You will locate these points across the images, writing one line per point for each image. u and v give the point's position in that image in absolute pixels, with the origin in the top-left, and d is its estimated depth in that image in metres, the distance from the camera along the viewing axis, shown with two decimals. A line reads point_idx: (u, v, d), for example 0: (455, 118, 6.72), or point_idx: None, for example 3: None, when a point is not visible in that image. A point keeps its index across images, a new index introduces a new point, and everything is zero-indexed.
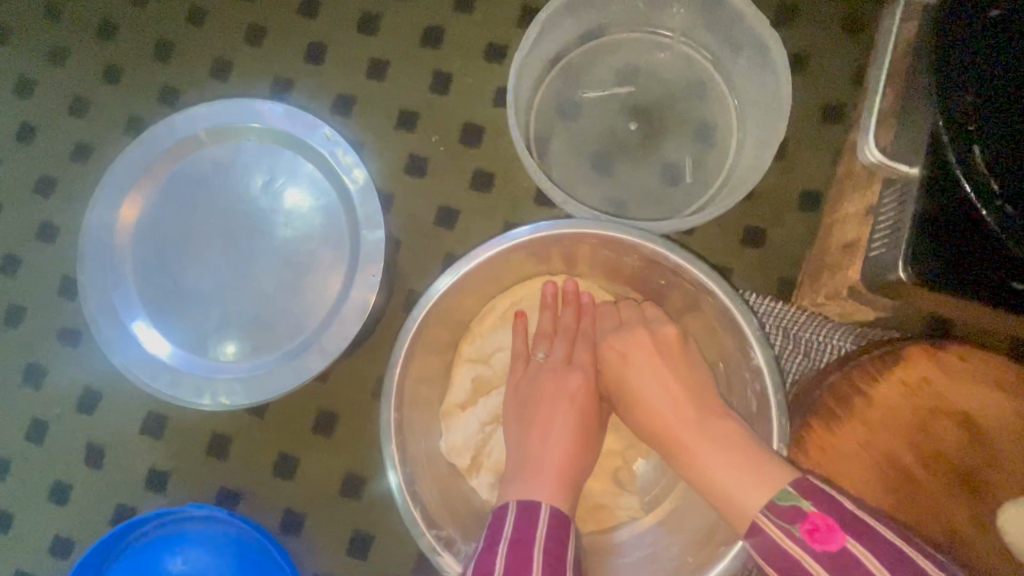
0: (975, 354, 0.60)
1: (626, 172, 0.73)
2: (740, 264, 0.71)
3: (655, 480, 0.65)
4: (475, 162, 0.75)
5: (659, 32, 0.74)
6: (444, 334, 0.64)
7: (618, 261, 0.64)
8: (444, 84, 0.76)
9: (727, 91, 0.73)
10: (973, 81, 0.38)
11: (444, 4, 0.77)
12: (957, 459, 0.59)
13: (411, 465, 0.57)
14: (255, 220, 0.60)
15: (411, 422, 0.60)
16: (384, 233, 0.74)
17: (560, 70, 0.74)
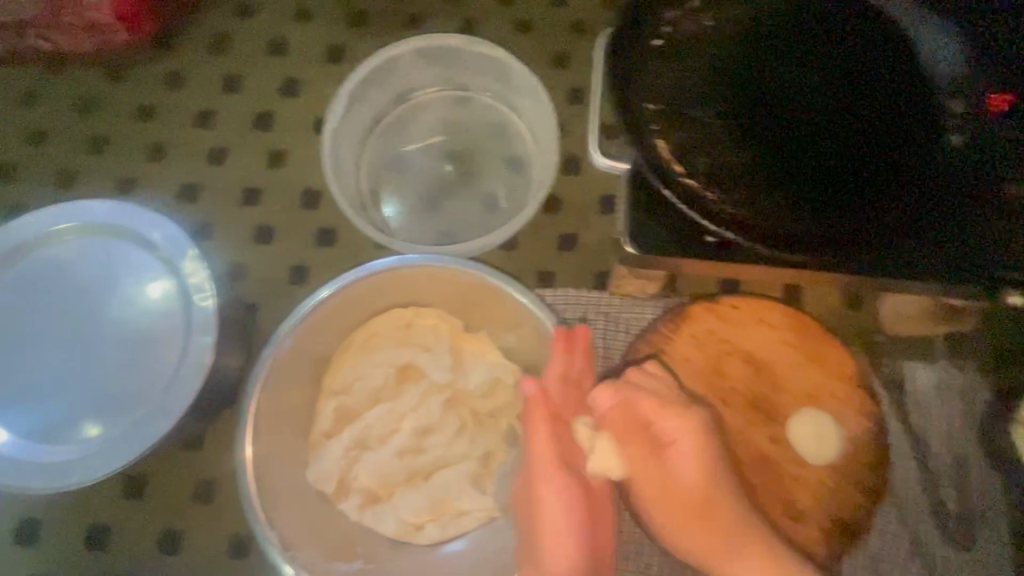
0: (744, 303, 0.72)
1: (450, 208, 0.84)
2: (561, 268, 0.81)
3: (514, 476, 0.73)
4: (318, 223, 0.83)
5: (460, 86, 0.86)
6: (302, 374, 0.71)
7: (451, 287, 0.73)
8: (280, 160, 0.85)
9: (523, 127, 0.85)
10: (657, 96, 0.59)
11: (271, 93, 0.87)
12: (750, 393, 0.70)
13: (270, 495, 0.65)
14: (105, 316, 0.65)
15: (270, 457, 0.67)
16: (243, 300, 0.80)
17: (381, 131, 0.86)
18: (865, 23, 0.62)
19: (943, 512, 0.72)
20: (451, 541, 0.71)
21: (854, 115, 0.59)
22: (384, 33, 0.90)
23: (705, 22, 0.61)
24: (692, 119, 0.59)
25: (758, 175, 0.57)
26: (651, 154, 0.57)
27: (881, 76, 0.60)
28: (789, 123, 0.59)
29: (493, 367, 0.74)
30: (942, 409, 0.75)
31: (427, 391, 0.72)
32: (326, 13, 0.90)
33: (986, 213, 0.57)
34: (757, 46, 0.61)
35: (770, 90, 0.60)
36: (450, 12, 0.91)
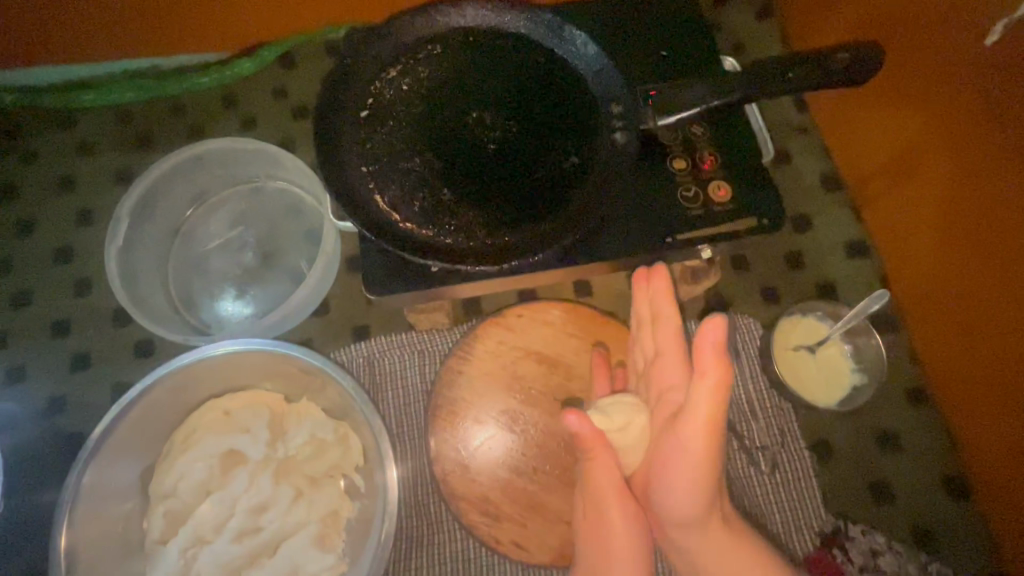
0: (526, 309, 0.80)
1: (258, 291, 0.89)
2: (372, 319, 0.87)
3: (358, 528, 0.75)
4: (133, 336, 0.86)
5: (247, 180, 0.94)
6: (125, 485, 0.74)
7: (254, 366, 0.78)
8: (86, 287, 0.88)
9: (312, 202, 0.93)
10: (366, 158, 0.68)
11: (67, 227, 0.91)
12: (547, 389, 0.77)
13: None
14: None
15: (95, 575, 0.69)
16: (65, 431, 0.81)
17: (181, 237, 0.91)
18: (531, 57, 0.73)
19: (745, 445, 0.81)
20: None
21: (534, 137, 0.69)
22: (171, 148, 0.97)
23: (400, 87, 0.71)
24: (401, 169, 0.67)
25: (468, 200, 0.66)
26: (366, 209, 0.65)
27: (551, 98, 0.71)
28: (483, 156, 0.69)
29: (315, 431, 0.77)
30: (726, 354, 0.85)
31: (253, 471, 0.74)
32: (110, 143, 0.96)
33: (655, 191, 0.68)
34: (445, 97, 0.71)
35: (463, 132, 0.70)
36: (229, 115, 0.99)
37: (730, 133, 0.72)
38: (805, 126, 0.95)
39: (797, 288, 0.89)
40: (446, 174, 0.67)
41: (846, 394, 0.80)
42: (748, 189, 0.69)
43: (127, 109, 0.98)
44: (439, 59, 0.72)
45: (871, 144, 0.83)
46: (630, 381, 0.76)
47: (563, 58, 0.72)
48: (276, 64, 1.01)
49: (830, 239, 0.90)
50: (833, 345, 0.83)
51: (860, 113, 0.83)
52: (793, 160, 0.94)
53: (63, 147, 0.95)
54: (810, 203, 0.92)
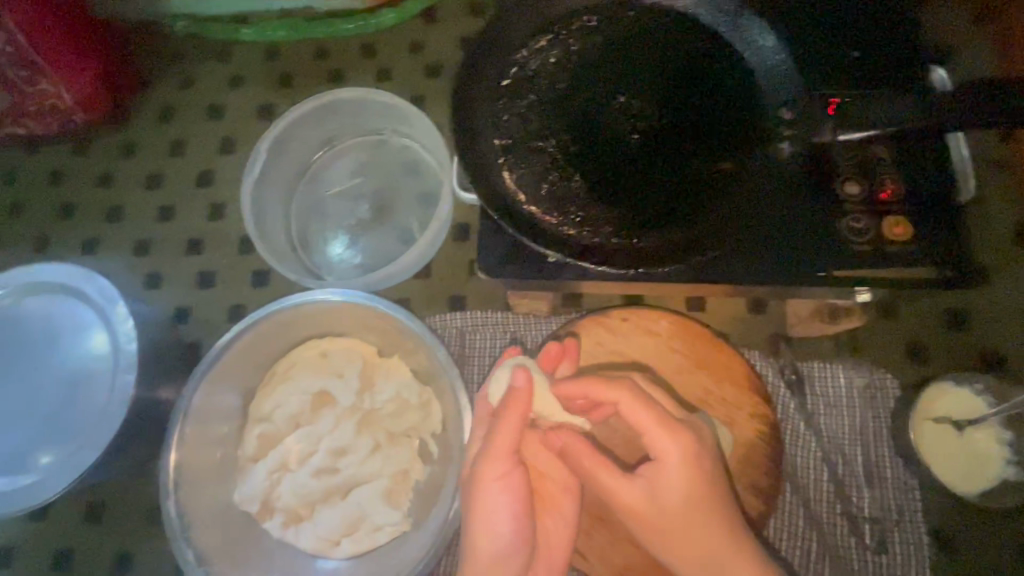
0: (632, 314, 0.75)
1: (367, 243, 0.91)
2: (471, 291, 0.86)
3: (426, 493, 0.77)
4: (252, 266, 0.91)
5: (374, 131, 0.95)
6: (229, 403, 0.79)
7: (356, 317, 0.79)
8: (219, 211, 0.95)
9: (431, 163, 0.92)
10: (500, 131, 0.65)
11: (210, 151, 0.98)
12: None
13: (186, 519, 0.72)
14: (53, 362, 0.73)
15: (195, 480, 0.75)
16: (185, 340, 0.88)
17: (306, 178, 0.94)
18: (696, 44, 0.66)
19: (851, 512, 0.72)
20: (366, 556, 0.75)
21: (684, 131, 0.63)
22: (309, 90, 1.00)
23: (546, 59, 0.67)
24: (534, 147, 0.64)
25: (599, 193, 0.62)
26: (491, 184, 0.62)
27: (713, 90, 0.63)
28: (622, 145, 0.63)
29: (401, 391, 0.79)
30: (849, 407, 0.75)
31: (339, 416, 0.78)
32: (258, 78, 1.01)
33: (816, 215, 0.59)
34: (591, 76, 0.66)
35: (604, 116, 0.64)
36: (366, 64, 1.00)
37: (923, 161, 0.60)
38: (1007, 161, 0.79)
39: (953, 351, 0.76)
40: (581, 160, 0.63)
41: (992, 486, 0.68)
42: (930, 231, 0.58)
43: (276, 46, 1.02)
44: (592, 33, 0.67)
45: None
46: (737, 414, 0.71)
47: (733, 49, 0.65)
48: (419, 18, 1.00)
49: (1009, 303, 0.76)
50: (988, 428, 0.70)
51: None
52: (983, 199, 0.78)
53: (216, 75, 1.01)
54: (993, 255, 0.77)
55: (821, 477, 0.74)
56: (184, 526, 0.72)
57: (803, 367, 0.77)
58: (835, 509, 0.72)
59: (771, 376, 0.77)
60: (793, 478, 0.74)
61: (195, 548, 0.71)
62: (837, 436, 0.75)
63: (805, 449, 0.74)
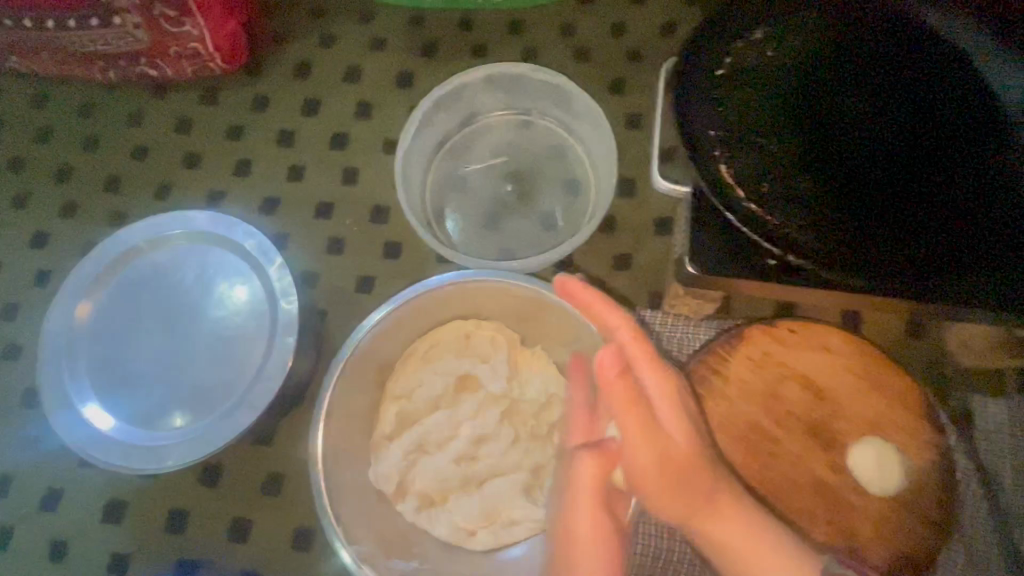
0: (802, 326, 0.72)
1: (508, 225, 0.88)
2: (615, 286, 0.84)
3: None
4: (384, 236, 0.88)
5: (522, 110, 0.91)
6: (368, 377, 0.75)
7: (511, 302, 0.77)
8: (351, 177, 0.91)
9: (581, 150, 0.89)
10: (719, 122, 0.61)
11: (345, 114, 0.94)
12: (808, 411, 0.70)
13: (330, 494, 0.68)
14: (204, 313, 0.71)
15: (336, 452, 0.72)
16: (312, 306, 0.85)
17: (447, 152, 0.91)
18: (934, 53, 0.62)
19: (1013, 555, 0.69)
20: (503, 549, 0.72)
21: (915, 144, 0.60)
22: (451, 61, 0.96)
23: (764, 53, 0.64)
24: (755, 144, 0.61)
25: (830, 199, 0.59)
26: (711, 176, 0.59)
27: (954, 106, 0.60)
28: (849, 152, 0.60)
29: (548, 384, 0.76)
30: (1016, 447, 0.72)
31: (483, 402, 0.75)
32: (399, 43, 0.97)
33: None
34: (818, 76, 0.63)
35: (832, 120, 0.61)
36: (512, 40, 0.97)
37: None
38: None
39: None
40: (808, 163, 0.60)
41: None
42: None
43: (419, 12, 0.98)
44: (815, 31, 0.64)
45: None
46: (908, 440, 0.68)
47: (975, 61, 0.61)
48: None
49: None
50: None
51: None
52: None
53: (354, 36, 0.98)
54: None
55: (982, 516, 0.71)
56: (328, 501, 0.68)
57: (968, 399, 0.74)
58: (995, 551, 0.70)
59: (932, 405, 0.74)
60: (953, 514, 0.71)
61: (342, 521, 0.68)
62: (1002, 475, 0.72)
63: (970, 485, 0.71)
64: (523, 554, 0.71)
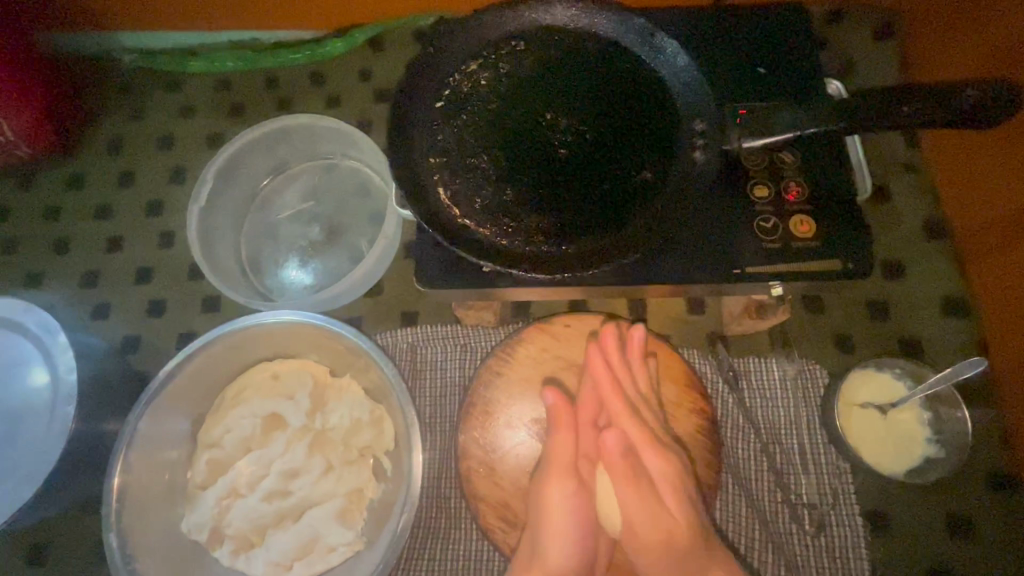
0: (574, 319, 0.78)
1: (318, 264, 0.92)
2: (423, 307, 0.89)
3: (380, 511, 0.76)
4: (203, 292, 0.92)
5: (324, 156, 0.98)
6: (177, 429, 0.78)
7: (306, 338, 0.80)
8: (169, 240, 0.95)
9: (380, 183, 0.95)
10: (435, 150, 0.68)
11: (160, 181, 0.99)
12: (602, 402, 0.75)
13: (129, 552, 0.70)
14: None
15: (141, 508, 0.73)
16: (133, 369, 0.88)
17: (256, 203, 0.96)
18: (615, 63, 0.70)
19: (790, 499, 0.75)
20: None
21: (607, 146, 0.67)
22: (260, 118, 1.02)
23: (476, 81, 0.71)
24: (467, 164, 0.67)
25: (531, 205, 0.65)
26: (428, 199, 0.65)
27: (632, 107, 0.68)
28: (553, 160, 0.67)
29: (353, 410, 0.79)
30: (783, 399, 0.79)
31: (290, 437, 0.78)
32: (209, 108, 1.03)
33: (730, 218, 0.64)
34: (520, 95, 0.70)
35: (534, 132, 0.68)
36: (315, 91, 1.03)
37: (828, 162, 0.66)
38: (912, 165, 0.86)
39: (875, 341, 0.81)
40: (512, 175, 0.66)
41: (917, 464, 0.73)
42: (833, 230, 0.63)
43: (227, 77, 1.04)
44: (520, 57, 0.71)
45: (987, 189, 0.74)
46: (677, 409, 0.74)
47: (649, 65, 0.69)
48: (367, 47, 1.03)
49: (923, 293, 0.82)
50: (909, 409, 0.75)
51: (981, 158, 0.74)
52: (894, 200, 0.85)
53: (167, 107, 1.03)
54: (906, 251, 0.83)
55: (761, 467, 0.77)
56: (127, 559, 0.69)
57: (739, 362, 0.81)
58: (776, 498, 0.75)
59: (709, 373, 0.81)
60: (735, 470, 0.77)
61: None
62: (774, 427, 0.78)
63: (746, 441, 0.78)
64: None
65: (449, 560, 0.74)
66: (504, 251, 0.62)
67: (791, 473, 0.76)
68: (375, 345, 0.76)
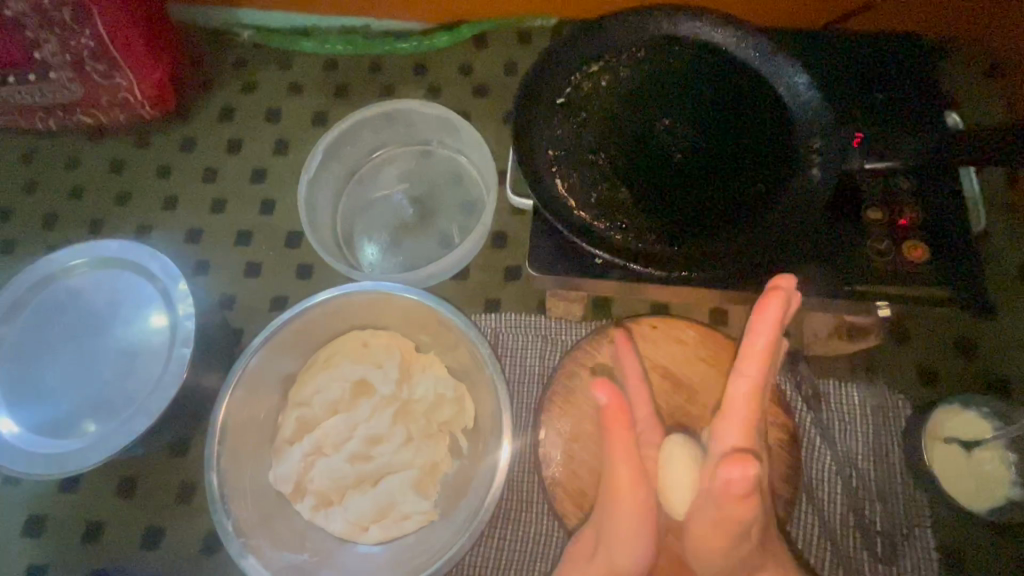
0: (661, 322, 0.80)
1: (409, 244, 0.96)
2: (506, 295, 0.91)
3: (454, 486, 0.79)
4: (297, 260, 0.96)
5: (422, 142, 1.02)
6: (271, 385, 0.82)
7: (400, 311, 0.84)
8: (270, 208, 1.00)
9: (475, 173, 0.99)
10: (554, 144, 0.71)
11: (265, 151, 1.04)
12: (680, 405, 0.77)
13: (225, 492, 0.74)
14: (114, 331, 0.78)
15: (236, 454, 0.78)
16: (228, 325, 0.92)
17: (355, 181, 1.00)
18: (734, 77, 0.72)
19: (864, 525, 0.75)
20: (394, 543, 0.77)
21: (721, 156, 0.69)
22: (362, 100, 1.07)
23: (597, 82, 0.73)
24: (585, 161, 0.70)
25: (646, 205, 0.68)
26: (546, 189, 0.68)
27: (749, 121, 0.70)
28: (667, 164, 0.69)
29: (437, 386, 0.82)
30: (862, 426, 0.79)
31: (376, 404, 0.81)
32: (315, 88, 1.08)
33: (840, 237, 0.66)
34: (640, 100, 0.72)
35: (651, 136, 0.71)
36: (416, 80, 1.07)
37: (943, 192, 0.67)
38: (1014, 205, 0.85)
39: (961, 377, 0.81)
40: (628, 175, 0.69)
41: (999, 504, 0.72)
42: (945, 259, 0.64)
43: (334, 60, 1.09)
44: (641, 63, 0.74)
45: None
46: (759, 420, 0.75)
47: (767, 81, 0.71)
48: (469, 43, 1.07)
49: (1014, 335, 0.81)
50: (994, 448, 0.74)
51: None
52: (992, 238, 0.85)
53: (275, 83, 1.09)
54: (1000, 291, 0.83)
55: (835, 490, 0.77)
56: (224, 498, 0.74)
57: (819, 383, 0.81)
58: (850, 522, 0.75)
59: (788, 391, 0.81)
60: (808, 489, 0.77)
61: (234, 518, 0.73)
62: (851, 452, 0.78)
63: (822, 462, 0.78)
64: (411, 545, 0.76)
65: (519, 541, 0.77)
66: (620, 246, 0.65)
67: (866, 500, 0.76)
68: (468, 322, 0.79)
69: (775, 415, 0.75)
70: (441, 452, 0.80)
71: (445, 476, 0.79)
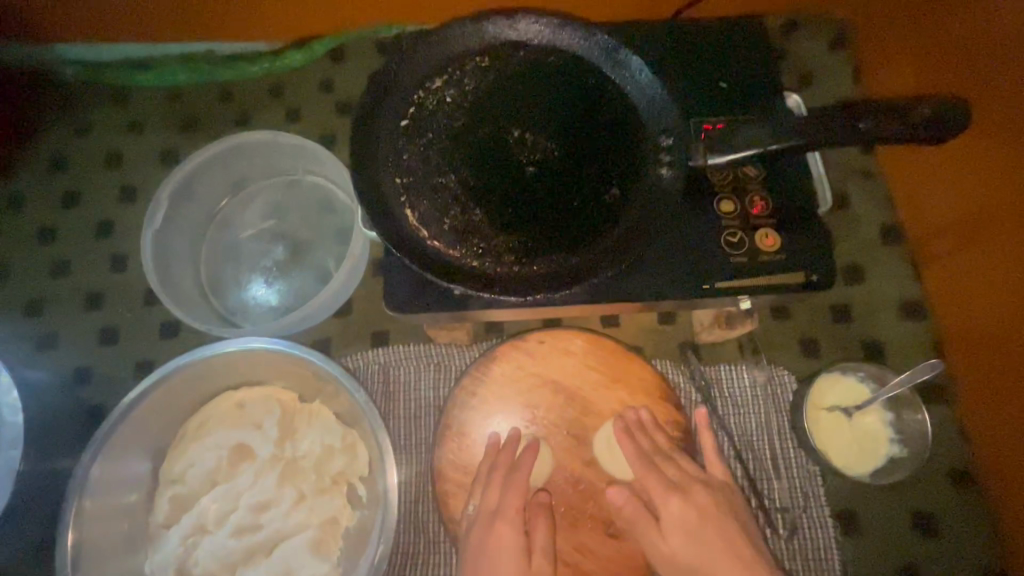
0: (549, 336, 0.78)
1: (283, 284, 0.89)
2: (393, 326, 0.86)
3: (356, 539, 0.74)
4: (160, 318, 0.87)
5: (286, 172, 0.95)
6: (135, 470, 0.75)
7: (273, 364, 0.78)
8: (122, 264, 0.90)
9: (346, 198, 0.93)
10: (401, 169, 0.66)
11: (110, 201, 0.94)
12: (574, 417, 0.75)
13: None
14: None
15: (98, 558, 0.71)
16: (88, 403, 0.83)
17: (216, 222, 0.92)
18: (581, 78, 0.70)
19: (764, 505, 0.76)
20: None
21: (574, 163, 0.67)
22: (215, 132, 0.98)
23: (442, 96, 0.69)
24: (435, 184, 0.66)
25: (503, 224, 0.64)
26: (394, 222, 0.64)
27: (598, 122, 0.68)
28: (520, 177, 0.66)
29: (324, 437, 0.77)
30: (753, 405, 0.81)
31: (258, 468, 0.75)
32: (160, 124, 0.98)
33: (698, 233, 0.65)
34: (486, 112, 0.69)
35: (502, 149, 0.68)
36: (274, 104, 0.99)
37: (790, 176, 0.68)
38: (869, 171, 0.89)
39: (840, 344, 0.83)
40: (481, 196, 0.65)
41: (881, 463, 0.75)
42: (799, 242, 0.65)
43: (178, 90, 0.99)
44: (485, 72, 0.70)
45: (945, 188, 0.76)
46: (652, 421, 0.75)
47: (613, 79, 0.69)
48: (326, 58, 1.00)
49: (882, 296, 0.84)
50: (873, 412, 0.76)
51: (931, 164, 0.78)
52: (853, 205, 0.88)
53: (114, 123, 0.98)
54: (865, 255, 0.86)
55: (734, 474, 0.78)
56: None
57: (711, 371, 0.82)
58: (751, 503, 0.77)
59: (681, 383, 0.82)
60: None
61: None
62: (746, 434, 0.80)
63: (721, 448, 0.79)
64: None
65: None
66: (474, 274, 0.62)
67: (764, 478, 0.78)
68: (340, 367, 0.74)
69: (665, 414, 0.75)
70: (335, 509, 0.74)
71: (345, 533, 0.74)
